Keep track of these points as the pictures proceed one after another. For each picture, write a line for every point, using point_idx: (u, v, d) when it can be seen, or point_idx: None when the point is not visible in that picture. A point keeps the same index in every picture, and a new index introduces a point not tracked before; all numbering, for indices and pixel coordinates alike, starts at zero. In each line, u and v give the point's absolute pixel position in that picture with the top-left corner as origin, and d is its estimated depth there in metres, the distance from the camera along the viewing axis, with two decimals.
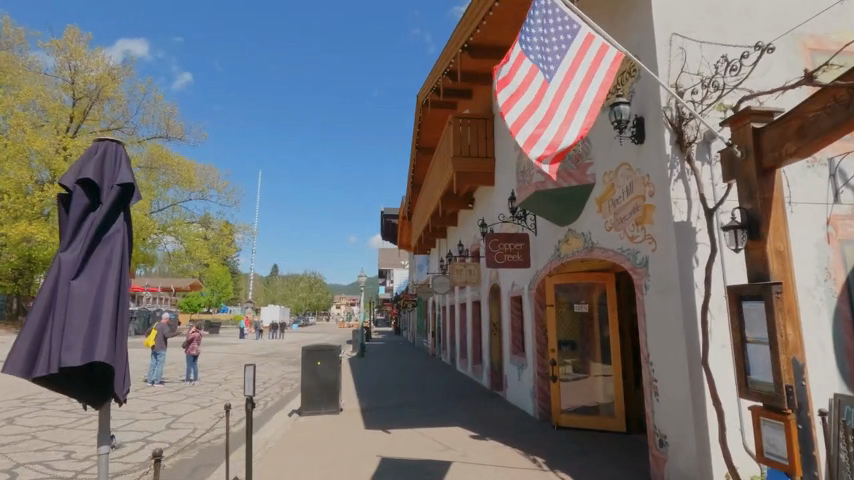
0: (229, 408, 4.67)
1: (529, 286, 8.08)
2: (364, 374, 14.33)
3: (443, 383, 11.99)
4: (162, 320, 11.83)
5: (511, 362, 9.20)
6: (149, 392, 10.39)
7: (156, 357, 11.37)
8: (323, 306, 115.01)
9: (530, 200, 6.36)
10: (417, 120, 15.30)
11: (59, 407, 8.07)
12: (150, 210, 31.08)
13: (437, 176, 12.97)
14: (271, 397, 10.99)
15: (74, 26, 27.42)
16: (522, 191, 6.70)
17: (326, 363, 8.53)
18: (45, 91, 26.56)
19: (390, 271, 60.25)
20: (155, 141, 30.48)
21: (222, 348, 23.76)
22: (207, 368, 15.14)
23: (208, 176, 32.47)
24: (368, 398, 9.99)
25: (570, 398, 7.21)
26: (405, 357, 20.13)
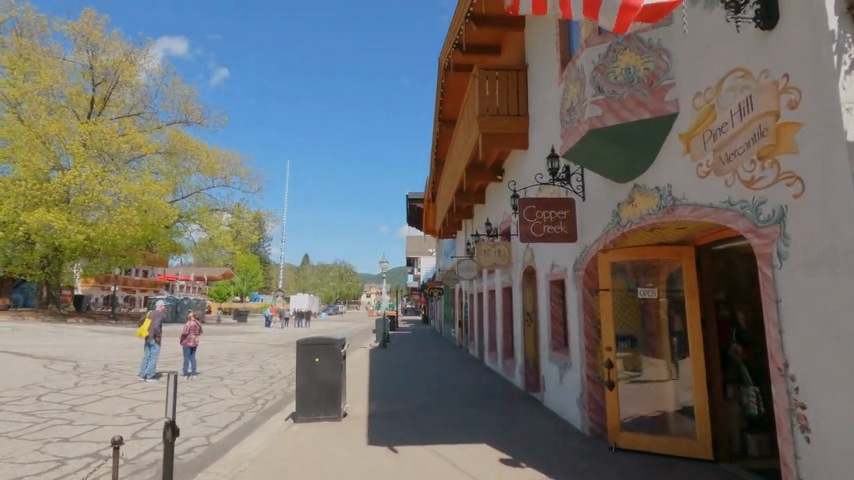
0: (121, 441, 3.23)
1: (575, 267, 6.37)
2: (382, 369, 12.91)
3: (470, 382, 10.41)
4: (156, 307, 10.57)
5: (551, 362, 7.52)
6: (137, 387, 9.28)
7: (149, 349, 10.20)
8: (353, 294, 115.43)
9: (580, 145, 4.66)
10: (438, 87, 13.62)
11: (17, 410, 6.95)
12: (174, 197, 30.79)
13: (461, 145, 11.28)
14: (273, 395, 9.69)
15: (91, 9, 27.03)
16: (567, 135, 4.98)
17: (326, 360, 7.12)
18: (64, 76, 26.32)
19: (416, 260, 59.24)
20: (174, 126, 30.10)
21: (242, 338, 23.07)
22: (215, 360, 14.15)
23: (229, 162, 31.87)
24: (379, 400, 8.54)
25: (632, 412, 5.51)
26: (430, 349, 18.69)
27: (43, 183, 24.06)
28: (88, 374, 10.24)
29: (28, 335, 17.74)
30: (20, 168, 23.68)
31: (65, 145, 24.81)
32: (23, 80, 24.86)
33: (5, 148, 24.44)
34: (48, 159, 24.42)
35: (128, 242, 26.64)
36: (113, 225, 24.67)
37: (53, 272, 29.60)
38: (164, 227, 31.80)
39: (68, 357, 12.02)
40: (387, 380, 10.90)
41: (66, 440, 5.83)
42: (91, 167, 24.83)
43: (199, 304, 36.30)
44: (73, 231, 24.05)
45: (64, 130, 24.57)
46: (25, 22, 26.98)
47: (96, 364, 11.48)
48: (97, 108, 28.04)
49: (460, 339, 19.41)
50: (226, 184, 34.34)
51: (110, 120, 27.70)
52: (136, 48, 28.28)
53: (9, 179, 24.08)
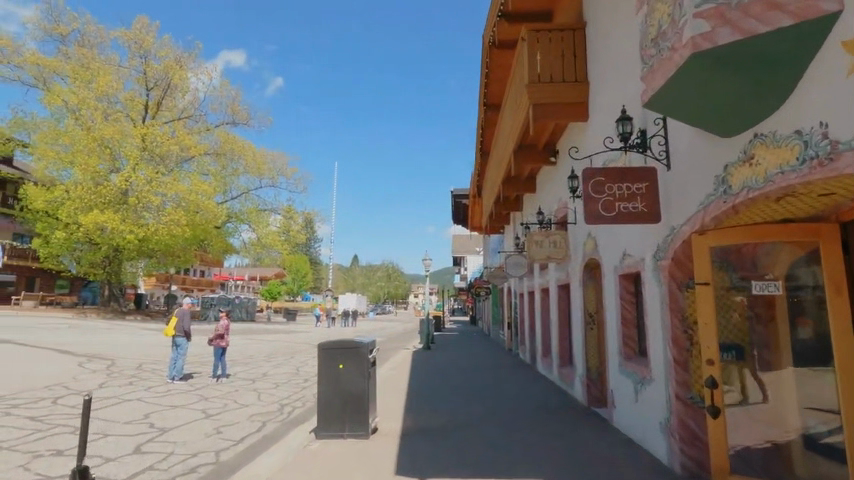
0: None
1: (658, 255, 5.00)
2: (424, 374, 11.78)
3: (522, 393, 9.09)
4: (184, 306, 10.09)
5: (622, 375, 6.13)
6: (161, 390, 8.67)
7: (179, 349, 9.61)
8: (400, 294, 115.76)
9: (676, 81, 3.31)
10: (483, 67, 12.38)
11: (25, 415, 6.42)
12: (224, 197, 31.33)
13: (508, 125, 10.00)
14: (302, 402, 8.81)
15: (144, 17, 27.86)
16: (650, 77, 3.65)
17: (351, 366, 6.13)
18: (120, 83, 27.32)
19: (463, 259, 57.89)
20: (223, 127, 30.66)
21: (285, 337, 22.76)
22: (251, 360, 13.64)
23: (276, 162, 32.08)
24: (417, 412, 7.47)
25: (745, 444, 4.18)
26: (476, 352, 17.47)
27: (100, 185, 24.96)
28: (117, 374, 9.82)
29: (82, 331, 18.14)
30: (80, 171, 24.69)
31: (121, 148, 25.65)
32: (83, 88, 25.94)
33: (67, 153, 25.52)
34: (105, 162, 25.35)
35: (178, 242, 27.22)
36: (163, 225, 25.17)
37: (113, 272, 30.88)
38: (215, 227, 32.46)
39: (106, 355, 11.80)
40: (429, 388, 9.76)
41: (59, 454, 5.16)
42: (144, 168, 25.56)
43: (250, 303, 36.94)
44: (125, 232, 24.72)
45: (119, 134, 25.39)
46: (85, 33, 28.28)
47: (131, 363, 11.15)
48: (151, 112, 29.03)
49: (510, 341, 18.00)
50: (273, 185, 34.68)
51: (162, 124, 28.46)
52: (185, 53, 28.93)
53: (70, 182, 25.16)
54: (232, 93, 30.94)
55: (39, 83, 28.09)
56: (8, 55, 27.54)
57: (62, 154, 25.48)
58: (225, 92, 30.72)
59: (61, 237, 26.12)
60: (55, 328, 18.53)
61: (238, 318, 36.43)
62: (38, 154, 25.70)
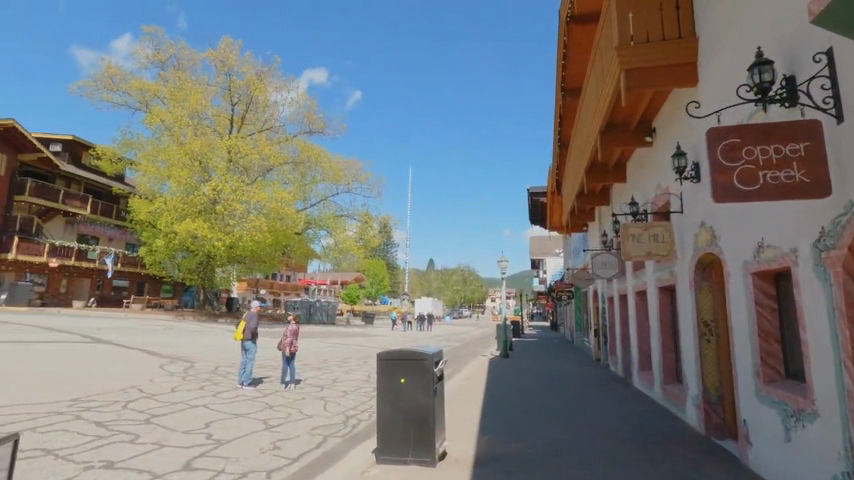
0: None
1: (825, 243, 3.62)
2: (502, 388, 10.67)
3: (617, 416, 7.69)
4: (252, 309, 9.96)
5: (762, 403, 4.69)
6: (228, 396, 8.47)
7: (248, 354, 9.41)
8: (477, 298, 114.24)
9: (832, 13, 2.41)
10: (559, 47, 11.11)
11: (91, 419, 6.31)
12: (304, 205, 32.38)
13: (592, 104, 8.72)
14: (368, 414, 8.14)
15: (228, 37, 29.60)
16: None
17: (414, 380, 5.32)
18: (208, 100, 29.30)
19: (542, 262, 55.31)
20: (300, 136, 31.77)
21: (360, 341, 22.64)
22: (323, 365, 13.40)
23: (351, 169, 32.79)
24: (492, 434, 6.48)
25: None
26: (560, 362, 15.96)
27: (192, 196, 26.76)
28: (192, 377, 9.86)
29: (177, 333, 19.27)
30: (175, 184, 26.69)
31: (209, 161, 27.37)
32: (178, 107, 28.10)
33: (164, 168, 27.69)
34: (197, 174, 27.16)
35: (262, 247, 28.43)
36: (247, 231, 26.38)
37: (207, 277, 33.10)
38: (296, 233, 33.67)
39: (187, 358, 12.09)
40: (508, 404, 8.66)
41: (109, 467, 4.85)
42: (231, 179, 27.12)
43: (329, 306, 37.85)
44: (213, 239, 26.19)
45: (208, 146, 27.24)
46: (180, 57, 30.70)
47: (208, 366, 11.29)
48: (237, 126, 30.80)
49: (597, 351, 16.25)
50: (349, 190, 35.34)
51: (246, 136, 30.11)
52: (265, 68, 30.38)
53: (168, 194, 27.24)
54: (308, 103, 32.02)
55: (143, 106, 30.92)
56: (117, 82, 30.62)
57: (160, 169, 27.70)
58: (301, 102, 31.84)
59: (161, 246, 28.41)
60: (153, 329, 19.82)
61: (319, 321, 37.47)
62: (142, 171, 28.21)
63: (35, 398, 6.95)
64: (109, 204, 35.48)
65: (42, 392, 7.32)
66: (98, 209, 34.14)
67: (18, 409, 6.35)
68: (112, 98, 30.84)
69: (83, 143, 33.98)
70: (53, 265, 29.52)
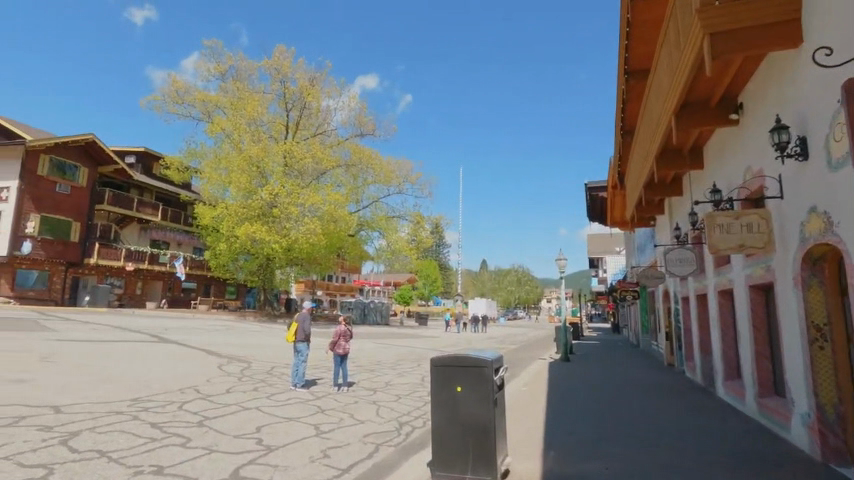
0: None
1: None
2: (567, 396, 9.88)
3: (705, 434, 6.76)
4: (304, 310, 9.84)
5: None
6: (281, 399, 8.32)
7: (299, 356, 9.27)
8: (533, 299, 111.39)
9: None
10: (620, 27, 10.04)
11: (147, 420, 6.29)
12: (357, 207, 32.71)
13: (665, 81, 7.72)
14: (423, 422, 7.68)
15: (281, 45, 30.50)
16: None
17: (471, 388, 4.80)
18: (265, 107, 30.31)
19: (601, 261, 52.77)
20: (352, 139, 32.13)
21: (414, 343, 22.34)
22: (376, 367, 13.14)
23: (402, 169, 32.77)
24: (560, 452, 5.81)
25: None
26: (628, 368, 14.77)
27: (250, 201, 27.65)
28: (248, 378, 9.87)
29: (237, 334, 19.82)
30: (236, 189, 27.72)
31: (266, 166, 28.25)
32: (238, 115, 29.26)
33: (226, 174, 28.85)
34: (256, 179, 28.11)
35: (317, 250, 28.93)
36: (302, 234, 26.91)
37: (267, 279, 34.23)
38: (349, 235, 34.10)
39: (244, 358, 12.24)
40: (576, 416, 7.91)
41: (157, 473, 4.69)
42: (288, 183, 27.85)
43: (384, 307, 38.05)
44: (271, 242, 26.88)
45: (265, 152, 28.13)
46: (238, 68, 31.99)
47: (263, 367, 11.32)
48: (291, 131, 31.66)
49: (670, 356, 14.93)
50: (401, 191, 35.35)
51: (301, 140, 30.86)
52: (317, 73, 31.01)
53: (229, 199, 28.34)
54: (359, 106, 32.37)
55: (205, 116, 32.48)
56: (183, 95, 32.34)
57: (222, 176, 28.91)
58: (352, 105, 32.23)
59: (224, 249, 29.63)
60: (216, 329, 20.53)
61: (374, 322, 37.75)
62: (205, 178, 29.58)
63: (98, 396, 7.06)
64: (178, 211, 37.60)
65: (105, 391, 7.46)
66: (168, 216, 36.31)
67: (80, 407, 6.44)
68: (178, 110, 32.63)
69: (154, 154, 36.26)
70: (130, 268, 31.71)
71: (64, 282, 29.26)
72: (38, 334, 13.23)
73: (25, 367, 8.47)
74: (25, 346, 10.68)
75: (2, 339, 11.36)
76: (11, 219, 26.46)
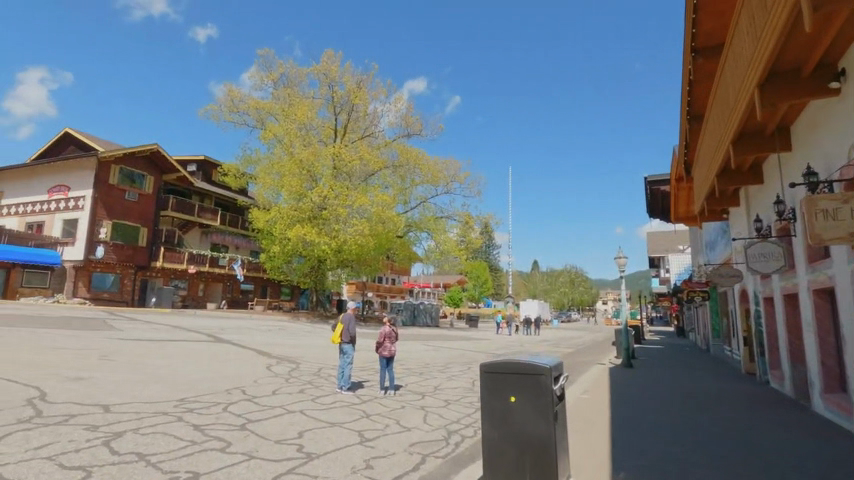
0: None
1: None
2: (635, 407, 8.98)
3: (812, 457, 5.76)
4: (349, 311, 9.55)
5: None
6: (326, 402, 8.06)
7: (345, 357, 9.01)
8: (588, 301, 107.17)
9: None
10: (687, 12, 9.09)
11: (190, 422, 6.17)
12: (405, 208, 32.59)
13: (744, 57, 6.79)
14: (474, 431, 7.13)
15: (329, 50, 30.88)
16: None
17: (528, 398, 4.21)
18: (314, 112, 30.87)
19: (663, 260, 49.62)
20: (399, 140, 32.02)
21: (464, 345, 21.77)
22: (424, 370, 12.70)
23: (449, 169, 32.30)
24: (631, 473, 5.08)
25: None
26: (701, 376, 13.43)
27: (301, 203, 28.15)
28: (295, 379, 9.72)
29: (289, 334, 20.12)
30: (287, 193, 28.26)
31: (317, 170, 28.66)
32: (289, 121, 29.97)
33: (278, 178, 29.56)
34: (306, 182, 28.56)
35: (366, 251, 29.03)
36: (351, 235, 27.10)
37: (318, 280, 34.79)
38: (398, 236, 34.03)
39: (293, 359, 12.18)
40: (650, 431, 7.08)
41: None
42: (337, 186, 28.16)
43: (433, 309, 37.70)
44: (320, 243, 27.22)
45: (315, 156, 28.56)
46: (289, 75, 32.75)
47: (311, 368, 11.20)
48: (340, 134, 32.11)
49: (749, 363, 13.46)
50: (449, 191, 34.87)
51: (349, 143, 31.16)
52: (364, 76, 31.18)
53: (281, 203, 29.01)
54: (406, 107, 32.23)
55: (259, 124, 33.53)
56: (238, 104, 33.55)
57: (274, 180, 29.65)
58: (399, 106, 32.14)
59: (278, 252, 30.38)
60: (269, 330, 20.91)
61: (424, 323, 37.47)
62: (260, 183, 30.50)
63: (147, 396, 7.08)
64: (235, 216, 39.14)
65: (155, 391, 7.49)
66: (226, 220, 37.89)
67: (129, 407, 6.43)
68: (234, 119, 33.90)
69: (213, 162, 37.94)
70: (192, 271, 33.34)
71: (134, 284, 31.20)
72: (104, 332, 13.88)
73: (85, 364, 8.74)
74: (90, 344, 11.15)
75: (71, 337, 11.94)
76: (86, 225, 28.47)
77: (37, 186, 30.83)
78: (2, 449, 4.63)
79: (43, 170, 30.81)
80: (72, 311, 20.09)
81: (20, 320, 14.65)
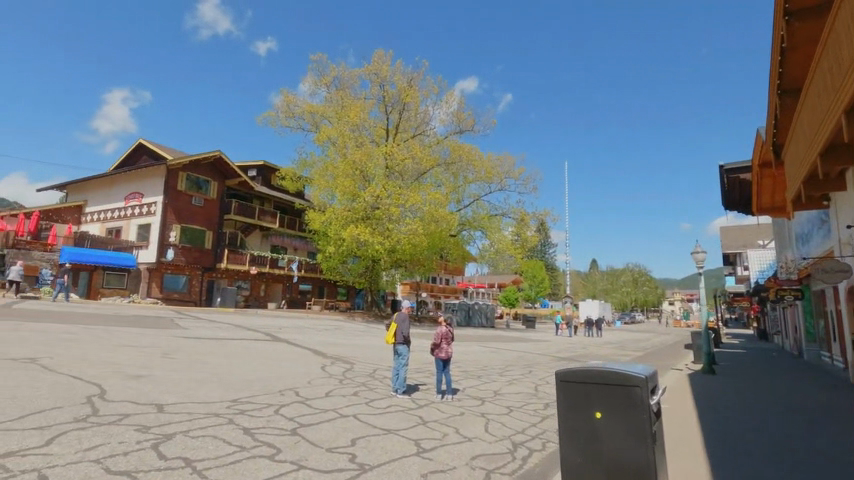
0: None
1: None
2: (729, 421, 7.82)
3: None
4: (403, 310, 9.09)
5: None
6: (380, 406, 7.61)
7: (400, 358, 8.54)
8: (653, 302, 101.45)
9: None
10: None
11: (241, 425, 5.90)
12: (458, 206, 32.02)
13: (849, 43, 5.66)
14: (542, 444, 6.37)
15: (380, 50, 30.90)
16: None
17: (618, 413, 3.49)
18: (367, 113, 31.00)
19: (739, 257, 45.74)
20: (452, 137, 31.49)
21: (523, 347, 20.78)
22: (483, 373, 12.02)
23: (503, 165, 31.45)
24: None
25: None
26: (802, 387, 11.74)
27: (355, 204, 28.23)
28: (349, 381, 9.39)
29: (345, 334, 20.08)
30: (341, 194, 28.38)
31: (370, 171, 28.62)
32: (342, 123, 30.22)
33: (332, 180, 29.75)
34: (360, 183, 28.55)
35: (420, 251, 28.73)
36: (406, 235, 26.95)
37: (373, 280, 34.84)
38: (451, 235, 33.48)
39: (348, 359, 11.92)
40: (760, 450, 6.02)
41: None
42: (390, 186, 28.04)
43: (489, 309, 36.81)
44: (374, 243, 27.18)
45: (368, 156, 28.55)
46: (341, 78, 33.09)
47: (365, 369, 10.86)
48: (391, 134, 32.09)
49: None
50: (503, 188, 33.90)
51: (401, 142, 31.05)
52: (415, 74, 30.97)
53: (336, 205, 29.25)
54: (457, 102, 31.65)
55: (314, 128, 34.19)
56: (293, 109, 34.35)
57: (329, 181, 29.92)
58: (450, 102, 31.62)
59: (333, 253, 30.64)
60: (326, 330, 20.96)
61: (479, 324, 36.66)
62: (315, 185, 30.93)
63: (201, 396, 6.95)
64: (293, 219, 40.21)
65: (211, 390, 7.37)
66: (284, 223, 39.06)
67: (182, 407, 6.29)
68: (290, 124, 34.77)
69: (271, 166, 39.18)
70: (253, 272, 34.59)
71: (201, 285, 32.77)
72: (171, 331, 14.34)
73: (148, 363, 8.84)
74: (155, 342, 11.43)
75: (139, 336, 12.34)
76: (157, 229, 30.28)
77: (115, 194, 33.12)
78: (54, 449, 4.52)
79: (120, 180, 33.08)
80: (144, 310, 21.14)
81: (96, 319, 15.44)
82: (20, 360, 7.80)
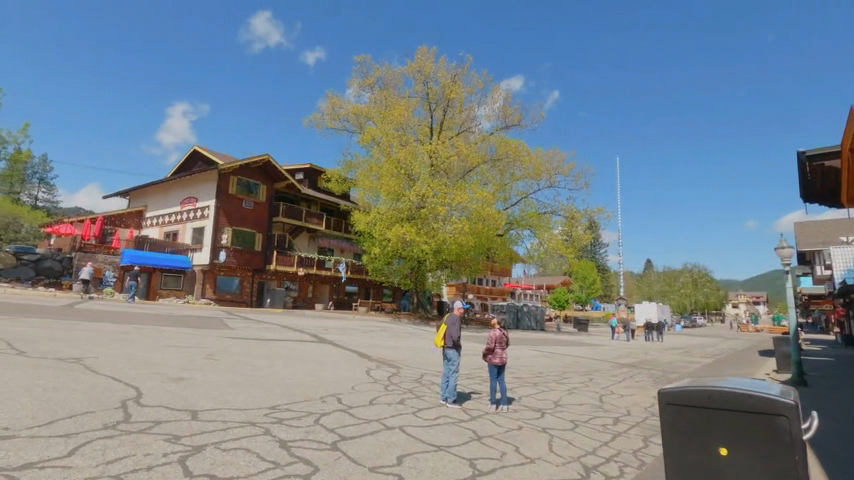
0: None
1: None
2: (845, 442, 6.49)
3: None
4: (452, 311, 8.36)
5: None
6: (429, 417, 6.90)
7: (450, 364, 7.79)
8: (714, 304, 95.19)
9: None
10: None
11: (278, 437, 5.37)
12: (505, 204, 30.91)
13: None
14: (619, 469, 5.44)
15: (423, 47, 30.41)
16: None
17: (754, 447, 2.63)
18: (411, 112, 30.55)
19: (817, 255, 41.65)
20: (498, 133, 30.46)
21: (578, 351, 19.45)
22: (539, 381, 11.05)
23: (553, 160, 30.07)
24: None
25: None
26: None
27: (400, 204, 27.76)
28: (395, 387, 8.75)
29: (391, 336, 19.56)
30: (386, 194, 27.99)
31: (416, 171, 28.03)
32: (386, 123, 29.88)
33: (377, 180, 29.37)
34: (405, 182, 28.01)
35: (466, 251, 27.91)
36: (452, 235, 26.23)
37: (418, 281, 34.27)
38: (498, 235, 32.42)
39: (393, 363, 11.31)
40: None
41: None
42: (435, 185, 27.34)
43: (538, 311, 35.37)
44: (420, 243, 26.62)
45: (412, 155, 28.01)
46: (385, 78, 32.79)
47: (412, 374, 10.21)
48: (435, 132, 31.46)
49: None
50: (552, 184, 32.44)
51: (446, 140, 30.36)
52: (459, 69, 30.22)
53: (381, 205, 28.94)
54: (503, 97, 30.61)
55: (359, 129, 34.21)
56: (338, 111, 34.49)
57: (373, 182, 29.62)
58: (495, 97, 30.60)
59: (378, 253, 30.36)
60: (371, 331, 20.57)
61: (529, 326, 35.34)
62: (360, 186, 30.75)
63: (238, 402, 6.51)
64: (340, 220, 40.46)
65: (249, 395, 6.95)
66: (331, 224, 39.39)
67: (217, 414, 5.86)
68: (335, 126, 34.90)
69: (318, 169, 39.61)
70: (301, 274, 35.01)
71: (252, 286, 33.51)
72: (217, 331, 14.34)
73: (190, 364, 8.60)
74: (201, 343, 11.30)
75: (186, 336, 12.32)
76: (211, 232, 31.23)
77: (172, 199, 34.52)
78: (74, 462, 4.12)
79: (176, 185, 34.44)
80: (196, 310, 21.60)
81: (149, 319, 15.70)
82: (66, 360, 7.70)
